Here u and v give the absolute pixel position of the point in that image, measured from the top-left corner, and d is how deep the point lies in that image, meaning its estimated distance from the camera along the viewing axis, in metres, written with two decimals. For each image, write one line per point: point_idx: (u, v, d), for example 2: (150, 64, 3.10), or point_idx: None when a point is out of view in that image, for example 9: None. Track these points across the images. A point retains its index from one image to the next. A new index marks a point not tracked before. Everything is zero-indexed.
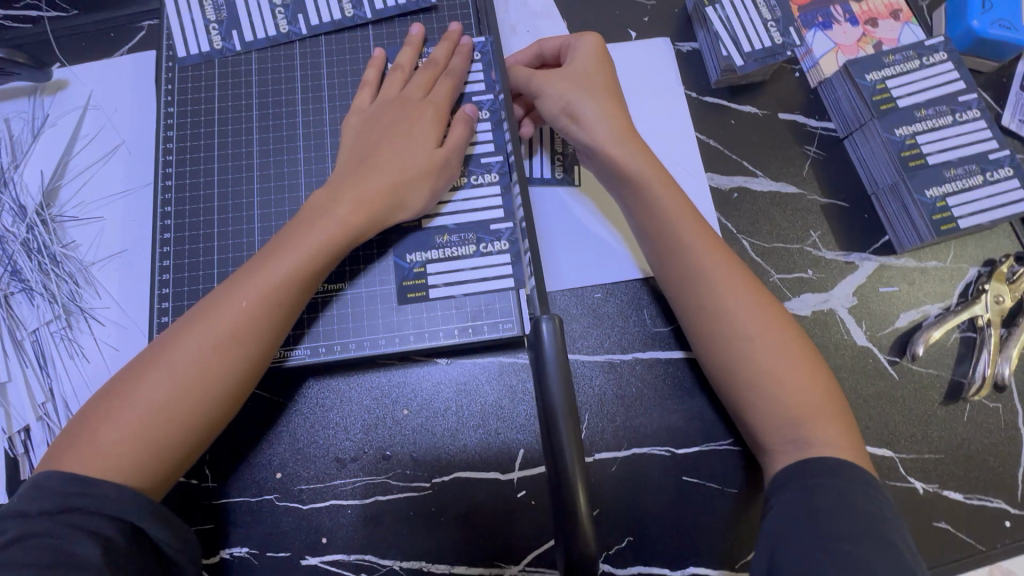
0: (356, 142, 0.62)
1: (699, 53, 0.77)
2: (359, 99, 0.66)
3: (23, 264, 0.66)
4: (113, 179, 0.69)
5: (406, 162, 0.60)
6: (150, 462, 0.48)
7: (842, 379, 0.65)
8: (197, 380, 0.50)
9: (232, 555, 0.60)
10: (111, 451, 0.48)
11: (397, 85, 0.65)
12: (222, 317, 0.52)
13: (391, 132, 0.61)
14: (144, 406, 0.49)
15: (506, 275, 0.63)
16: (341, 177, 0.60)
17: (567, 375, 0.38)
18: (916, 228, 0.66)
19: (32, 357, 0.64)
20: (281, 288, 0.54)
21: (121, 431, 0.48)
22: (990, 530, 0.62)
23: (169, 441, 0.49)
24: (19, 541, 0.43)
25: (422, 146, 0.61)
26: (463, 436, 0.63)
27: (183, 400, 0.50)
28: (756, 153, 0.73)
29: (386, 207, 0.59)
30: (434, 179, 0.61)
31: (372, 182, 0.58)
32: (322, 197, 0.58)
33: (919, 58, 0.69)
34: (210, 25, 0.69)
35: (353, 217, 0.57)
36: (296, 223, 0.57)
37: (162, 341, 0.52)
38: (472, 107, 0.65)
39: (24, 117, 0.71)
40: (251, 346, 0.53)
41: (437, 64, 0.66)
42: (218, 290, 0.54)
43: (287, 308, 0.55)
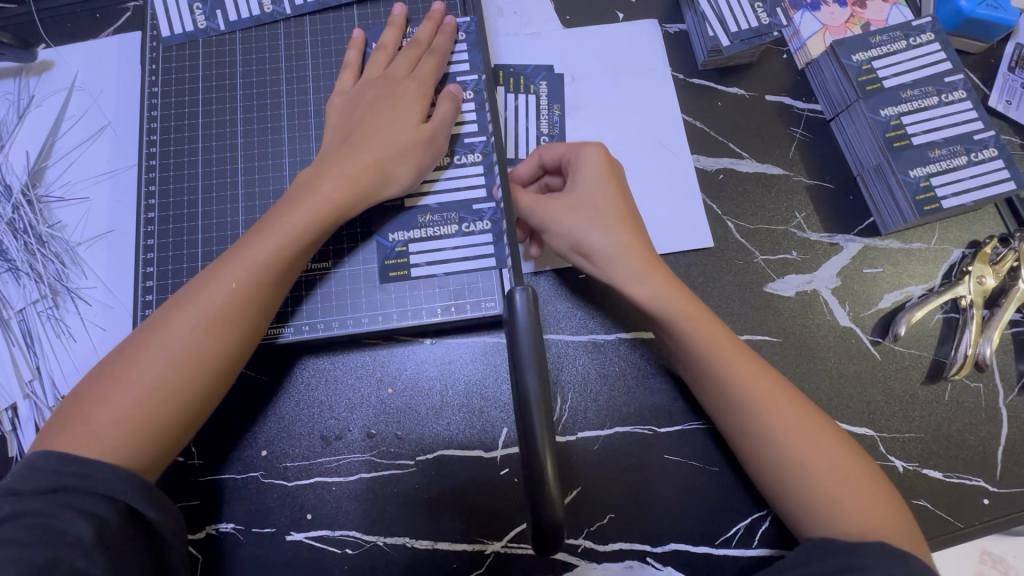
0: (340, 121, 0.62)
1: (686, 34, 0.76)
2: (342, 79, 0.66)
3: (9, 244, 0.66)
4: (98, 160, 0.69)
5: (390, 139, 0.60)
6: (144, 441, 0.48)
7: (824, 359, 0.66)
8: (190, 361, 0.50)
9: (219, 530, 0.60)
10: (105, 433, 0.47)
11: (381, 65, 0.65)
12: (211, 296, 0.52)
13: (375, 109, 0.61)
14: (136, 387, 0.49)
15: (488, 254, 0.63)
16: (327, 156, 0.60)
17: (540, 348, 0.39)
18: (899, 209, 0.66)
19: (19, 336, 0.64)
20: (269, 266, 0.54)
21: (115, 412, 0.48)
22: (969, 508, 0.62)
23: (164, 420, 0.49)
24: (10, 518, 0.44)
25: (408, 121, 0.61)
26: (447, 415, 0.64)
27: (176, 380, 0.50)
28: (742, 135, 0.73)
29: (372, 181, 0.58)
30: (420, 155, 0.61)
31: (358, 157, 0.58)
32: (309, 175, 0.58)
33: (906, 38, 0.69)
34: (194, 5, 0.69)
35: (340, 193, 0.57)
36: (283, 203, 0.57)
37: (151, 324, 0.52)
38: (457, 87, 0.65)
39: (9, 98, 0.71)
40: (242, 325, 0.53)
41: (421, 43, 0.66)
42: (206, 270, 0.54)
43: (276, 285, 0.54)
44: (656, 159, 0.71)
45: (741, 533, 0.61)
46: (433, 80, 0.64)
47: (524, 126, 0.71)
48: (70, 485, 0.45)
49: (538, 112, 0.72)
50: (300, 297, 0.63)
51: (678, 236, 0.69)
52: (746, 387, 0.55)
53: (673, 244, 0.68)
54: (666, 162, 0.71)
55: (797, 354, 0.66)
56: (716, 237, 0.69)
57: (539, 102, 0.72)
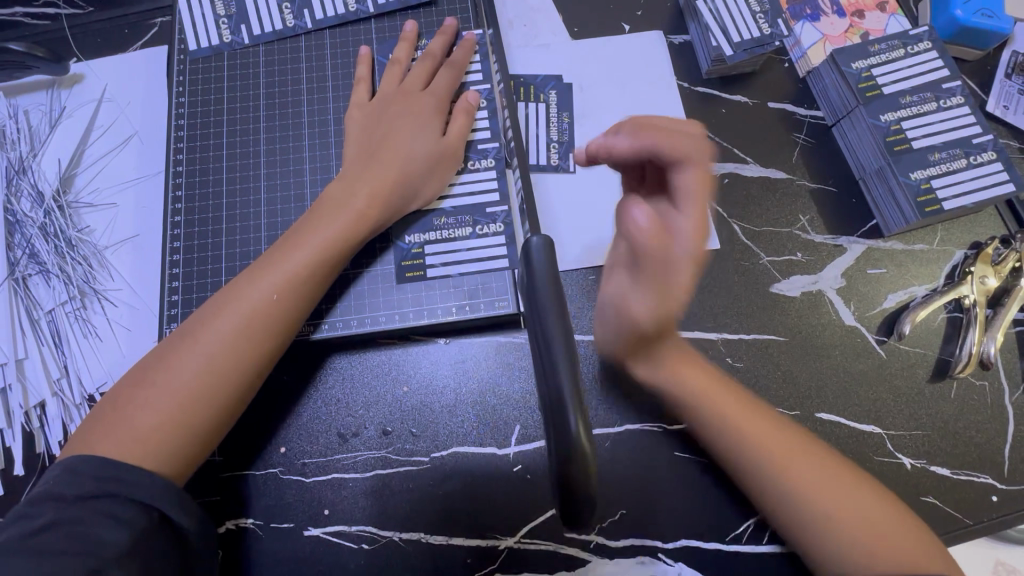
0: (363, 131, 0.66)
1: (690, 45, 0.79)
2: (357, 94, 0.69)
3: (40, 247, 0.69)
4: (126, 167, 0.72)
5: (409, 153, 0.64)
6: (181, 446, 0.51)
7: (830, 358, 0.67)
8: (227, 365, 0.53)
9: (238, 525, 0.62)
10: (147, 436, 0.50)
11: (396, 78, 0.69)
12: (249, 302, 0.55)
13: (397, 126, 0.65)
14: (178, 392, 0.52)
15: (501, 255, 0.66)
16: (354, 167, 0.63)
17: (556, 286, 0.36)
18: (901, 210, 0.68)
19: (47, 336, 0.67)
20: (305, 276, 0.57)
21: (156, 416, 0.51)
22: (977, 505, 0.63)
23: (200, 423, 0.52)
24: (50, 528, 0.45)
25: (430, 136, 0.65)
26: (460, 412, 0.65)
27: (214, 384, 0.53)
28: (746, 140, 0.75)
29: (399, 195, 0.63)
30: (439, 169, 0.65)
31: (387, 170, 0.62)
32: (338, 190, 0.62)
33: (905, 47, 0.71)
34: (220, 20, 0.72)
35: (372, 209, 0.61)
36: (314, 214, 0.61)
37: (189, 328, 0.54)
38: (473, 94, 0.69)
39: (42, 108, 0.74)
40: (278, 333, 0.56)
41: (435, 56, 0.70)
42: (241, 278, 0.57)
43: (311, 296, 0.58)
44: None
45: (751, 530, 0.62)
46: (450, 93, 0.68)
47: (534, 133, 0.74)
48: (108, 491, 0.47)
49: (548, 120, 0.74)
50: (334, 295, 0.65)
51: None
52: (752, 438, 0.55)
53: None
54: None
55: (803, 352, 0.67)
56: (723, 239, 0.71)
57: (550, 112, 0.75)
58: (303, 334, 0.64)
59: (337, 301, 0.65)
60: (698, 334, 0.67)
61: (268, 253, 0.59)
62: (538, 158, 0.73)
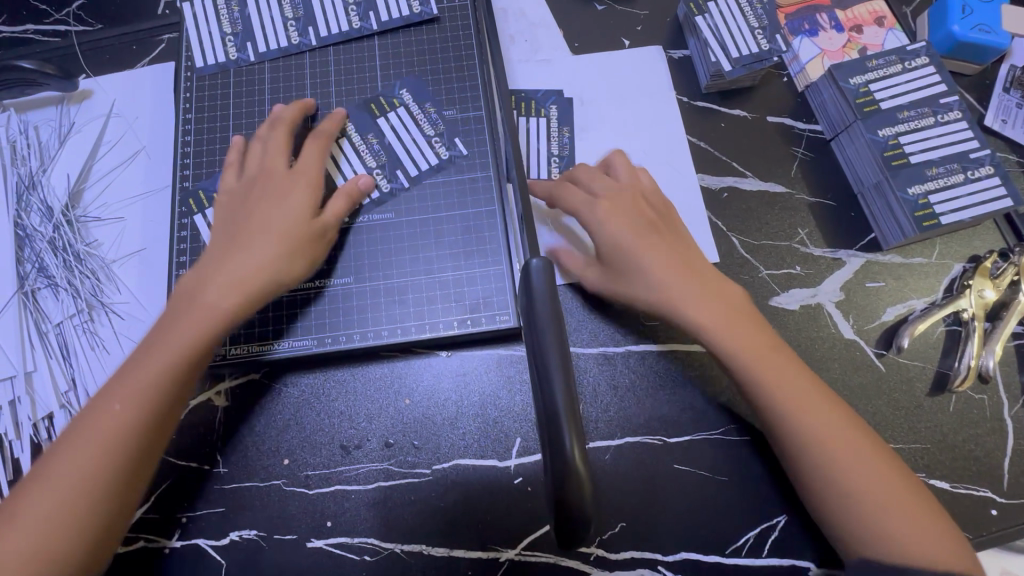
0: (227, 216, 0.63)
1: (689, 60, 0.80)
2: (226, 178, 0.66)
3: (49, 261, 0.70)
4: (133, 181, 0.73)
5: (275, 231, 0.61)
6: (66, 558, 0.49)
7: (830, 371, 0.67)
8: (89, 483, 0.51)
9: (242, 537, 0.62)
10: (6, 569, 0.48)
11: (258, 157, 0.66)
12: (106, 409, 0.53)
13: (258, 207, 0.62)
14: (50, 514, 0.50)
15: (500, 270, 0.67)
16: (210, 257, 0.60)
17: (554, 301, 0.40)
18: (899, 225, 0.68)
19: (55, 348, 0.68)
20: (168, 371, 0.54)
21: (26, 540, 0.49)
22: (977, 518, 0.63)
23: (64, 545, 0.49)
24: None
25: (296, 217, 0.62)
26: (462, 424, 0.66)
27: (77, 505, 0.50)
28: (745, 154, 0.76)
29: (269, 281, 0.59)
30: (308, 250, 0.62)
31: (250, 258, 0.59)
32: (189, 282, 0.59)
33: (903, 62, 0.72)
34: (226, 37, 0.74)
35: (228, 298, 0.58)
36: (168, 314, 0.58)
37: (50, 452, 0.52)
38: (365, 178, 0.67)
39: (52, 124, 0.75)
40: (138, 443, 0.53)
41: (294, 126, 0.68)
42: (103, 385, 0.55)
43: (171, 396, 0.55)
44: (661, 177, 0.74)
45: (751, 542, 0.62)
46: (319, 168, 0.65)
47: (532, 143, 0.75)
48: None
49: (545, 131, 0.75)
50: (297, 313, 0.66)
51: None
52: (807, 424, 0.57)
53: None
54: (671, 180, 0.74)
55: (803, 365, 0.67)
56: (721, 252, 0.72)
57: (547, 124, 0.76)
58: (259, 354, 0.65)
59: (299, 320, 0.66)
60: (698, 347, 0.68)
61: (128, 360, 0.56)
62: (539, 171, 0.74)
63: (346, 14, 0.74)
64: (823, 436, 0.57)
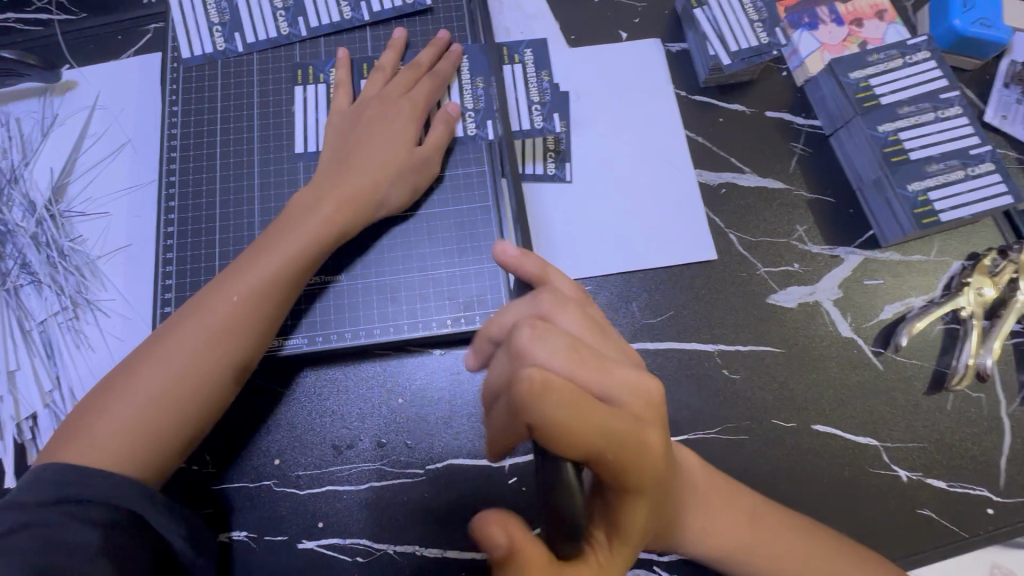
0: (337, 135, 0.66)
1: (687, 53, 0.79)
2: (339, 98, 0.68)
3: (32, 257, 0.69)
4: (118, 176, 0.71)
5: (385, 158, 0.63)
6: (147, 453, 0.51)
7: (827, 370, 0.67)
8: (193, 375, 0.54)
9: (232, 538, 0.61)
10: (107, 443, 0.50)
11: (378, 84, 0.68)
12: (213, 312, 0.55)
13: (370, 129, 0.64)
14: (149, 403, 0.52)
15: (494, 266, 0.65)
16: (325, 175, 0.63)
17: None
18: (898, 222, 0.67)
19: (39, 346, 0.66)
20: (271, 283, 0.57)
21: (119, 424, 0.51)
22: (973, 518, 0.63)
23: (164, 431, 0.52)
24: (26, 530, 0.45)
25: (401, 143, 0.64)
26: (455, 425, 0.65)
27: (178, 392, 0.53)
28: (743, 149, 0.74)
29: (368, 202, 0.62)
30: (411, 177, 0.64)
31: (356, 178, 0.62)
32: (306, 195, 0.62)
33: (903, 57, 0.71)
34: (213, 28, 0.72)
35: (341, 214, 0.60)
36: (283, 221, 0.60)
37: (158, 336, 0.55)
38: (455, 106, 0.68)
39: (34, 116, 0.73)
40: (243, 343, 0.56)
41: (420, 66, 0.69)
42: (210, 284, 0.57)
43: (278, 306, 0.58)
44: (657, 172, 0.73)
45: None
46: (429, 102, 0.67)
47: (514, 95, 0.72)
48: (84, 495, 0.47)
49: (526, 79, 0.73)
50: (299, 311, 0.64)
51: (681, 249, 0.70)
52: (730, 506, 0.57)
53: (677, 256, 0.70)
54: (668, 176, 0.73)
55: (800, 363, 0.67)
56: (719, 249, 0.71)
57: (527, 71, 0.73)
58: (271, 350, 0.63)
59: (300, 317, 0.64)
60: (695, 346, 0.67)
61: (236, 262, 0.59)
62: (534, 166, 0.72)
63: (337, 4, 0.73)
64: (703, 493, 0.57)
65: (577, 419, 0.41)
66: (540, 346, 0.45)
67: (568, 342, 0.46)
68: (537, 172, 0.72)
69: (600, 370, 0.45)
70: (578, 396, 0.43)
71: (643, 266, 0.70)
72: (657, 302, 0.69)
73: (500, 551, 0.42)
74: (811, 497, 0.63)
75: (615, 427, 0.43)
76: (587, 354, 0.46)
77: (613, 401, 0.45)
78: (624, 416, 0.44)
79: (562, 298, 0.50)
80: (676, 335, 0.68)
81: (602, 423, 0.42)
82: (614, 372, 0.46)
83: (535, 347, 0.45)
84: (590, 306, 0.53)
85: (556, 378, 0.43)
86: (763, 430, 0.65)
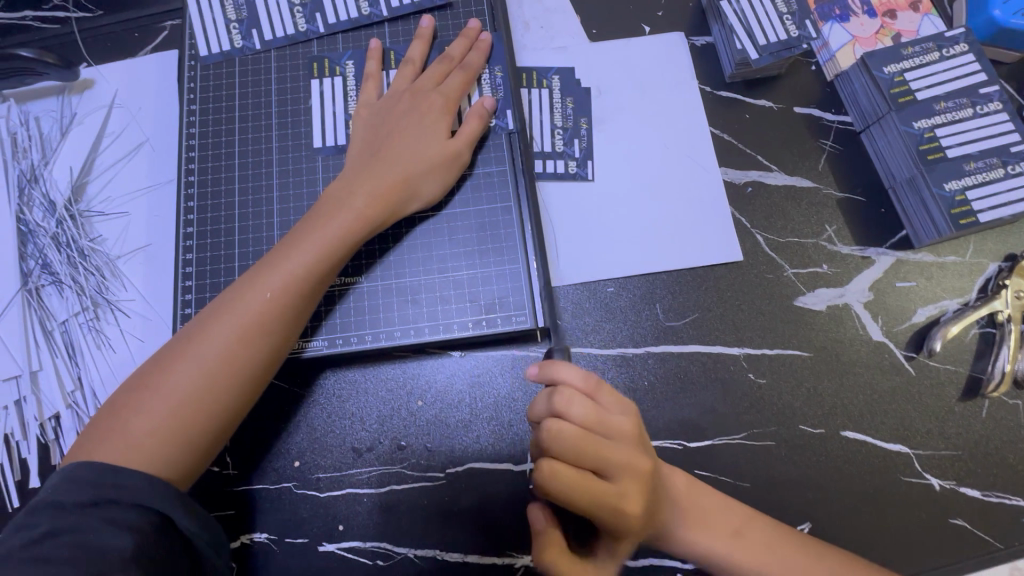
0: (366, 129, 0.64)
1: (713, 47, 0.76)
2: (366, 90, 0.67)
3: (52, 257, 0.69)
4: (138, 175, 0.71)
5: (417, 155, 0.62)
6: (178, 452, 0.51)
7: (856, 374, 0.65)
8: (224, 372, 0.53)
9: (253, 540, 0.61)
10: (141, 442, 0.50)
11: (407, 78, 0.67)
12: (244, 310, 0.54)
13: (403, 126, 0.63)
14: (181, 401, 0.52)
15: (516, 267, 0.64)
16: (355, 169, 0.62)
17: None
18: (934, 222, 0.65)
19: (61, 346, 0.66)
20: (301, 281, 0.56)
21: (152, 423, 0.51)
22: (1007, 528, 0.61)
23: (196, 429, 0.52)
24: (50, 536, 0.45)
25: (434, 139, 0.63)
26: (476, 427, 0.64)
27: (209, 390, 0.52)
28: (771, 147, 0.72)
29: (394, 199, 0.61)
30: (445, 170, 0.63)
31: (383, 176, 0.61)
32: (336, 189, 0.61)
33: (940, 50, 0.68)
34: (231, 25, 0.71)
35: (371, 210, 0.60)
36: (312, 216, 0.60)
37: (189, 332, 0.55)
38: (489, 99, 0.66)
39: (53, 115, 0.73)
40: (272, 339, 0.55)
41: (452, 58, 0.68)
42: (240, 281, 0.56)
43: (307, 303, 0.57)
44: (682, 171, 0.71)
45: None
46: (457, 95, 0.66)
47: (539, 118, 0.72)
48: (109, 498, 0.47)
49: (552, 105, 0.72)
50: (320, 312, 0.64)
51: (707, 250, 0.69)
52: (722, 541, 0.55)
53: (702, 257, 0.68)
54: (694, 174, 0.71)
55: (828, 368, 0.65)
56: (746, 250, 0.69)
57: (553, 97, 0.73)
58: (296, 353, 0.63)
59: (322, 319, 0.63)
60: (720, 349, 0.66)
61: (266, 257, 0.58)
62: (555, 165, 0.71)
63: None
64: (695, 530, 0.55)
65: (576, 498, 0.49)
66: (554, 442, 0.50)
67: (578, 435, 0.50)
68: (557, 170, 0.71)
69: (601, 455, 0.50)
70: (582, 479, 0.49)
71: (667, 267, 0.68)
72: (681, 304, 0.67)
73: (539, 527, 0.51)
74: (839, 504, 0.61)
75: (607, 501, 0.49)
76: (592, 447, 0.50)
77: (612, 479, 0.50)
78: (615, 492, 0.50)
79: (570, 393, 0.51)
80: (701, 337, 0.66)
81: (596, 501, 0.50)
82: (612, 455, 0.50)
83: (549, 442, 0.50)
84: (601, 392, 0.51)
85: (565, 469, 0.49)
86: (790, 435, 0.63)
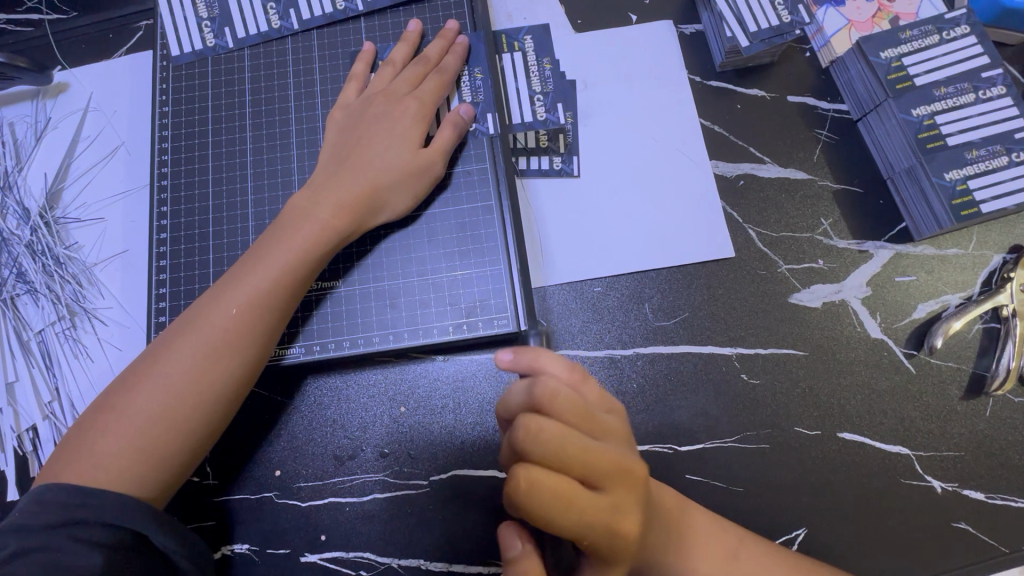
0: (338, 132, 0.63)
1: (702, 35, 0.74)
2: (346, 92, 0.65)
3: (28, 266, 0.68)
4: (113, 180, 0.70)
5: (386, 167, 0.60)
6: (150, 471, 0.50)
7: (854, 373, 0.63)
8: (194, 388, 0.52)
9: (234, 551, 0.60)
10: (109, 463, 0.49)
11: (386, 79, 0.65)
12: (212, 325, 0.53)
13: (372, 132, 0.62)
14: (151, 419, 0.51)
15: (498, 268, 0.62)
16: (321, 178, 0.60)
17: None
18: (934, 213, 0.62)
19: (38, 357, 0.65)
20: (269, 292, 0.55)
21: (119, 442, 0.50)
22: (1014, 531, 0.59)
23: (167, 447, 0.51)
24: (18, 556, 0.45)
25: (404, 149, 0.61)
26: (460, 434, 0.63)
27: (179, 407, 0.51)
28: (763, 139, 0.70)
29: (364, 208, 0.59)
30: (417, 183, 0.61)
31: (352, 184, 0.59)
32: (304, 198, 0.59)
33: (939, 33, 0.65)
34: (203, 24, 0.69)
35: (338, 219, 0.58)
36: (278, 225, 0.58)
37: (157, 348, 0.53)
38: (466, 107, 0.64)
39: (27, 120, 0.72)
40: (242, 353, 0.53)
41: (429, 61, 0.65)
42: (207, 296, 0.55)
43: (278, 314, 0.55)
44: (670, 165, 0.69)
45: None
46: (428, 95, 0.64)
47: (515, 86, 0.68)
48: (76, 518, 0.46)
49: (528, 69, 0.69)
50: (297, 318, 0.62)
51: (698, 246, 0.66)
52: (712, 548, 0.53)
53: (692, 254, 0.66)
54: (682, 168, 0.69)
55: (824, 367, 0.63)
56: (738, 246, 0.66)
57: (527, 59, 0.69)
58: (275, 360, 0.61)
59: (299, 325, 0.62)
60: (712, 349, 0.63)
61: (234, 269, 0.57)
62: (539, 162, 0.69)
63: None
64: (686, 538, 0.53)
65: (559, 514, 0.41)
66: (532, 443, 0.42)
67: (561, 434, 0.42)
68: (541, 167, 0.69)
69: (588, 457, 0.42)
70: (566, 488, 0.41)
71: (655, 266, 0.66)
72: (671, 303, 0.65)
73: (516, 553, 0.45)
74: (836, 508, 0.59)
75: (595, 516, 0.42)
76: (577, 447, 0.42)
77: (601, 487, 0.43)
78: (606, 503, 0.43)
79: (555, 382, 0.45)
80: (691, 338, 0.64)
81: (580, 517, 0.42)
82: (604, 458, 0.43)
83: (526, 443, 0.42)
84: (586, 383, 0.49)
85: (544, 475, 0.41)
86: (785, 438, 0.61)
